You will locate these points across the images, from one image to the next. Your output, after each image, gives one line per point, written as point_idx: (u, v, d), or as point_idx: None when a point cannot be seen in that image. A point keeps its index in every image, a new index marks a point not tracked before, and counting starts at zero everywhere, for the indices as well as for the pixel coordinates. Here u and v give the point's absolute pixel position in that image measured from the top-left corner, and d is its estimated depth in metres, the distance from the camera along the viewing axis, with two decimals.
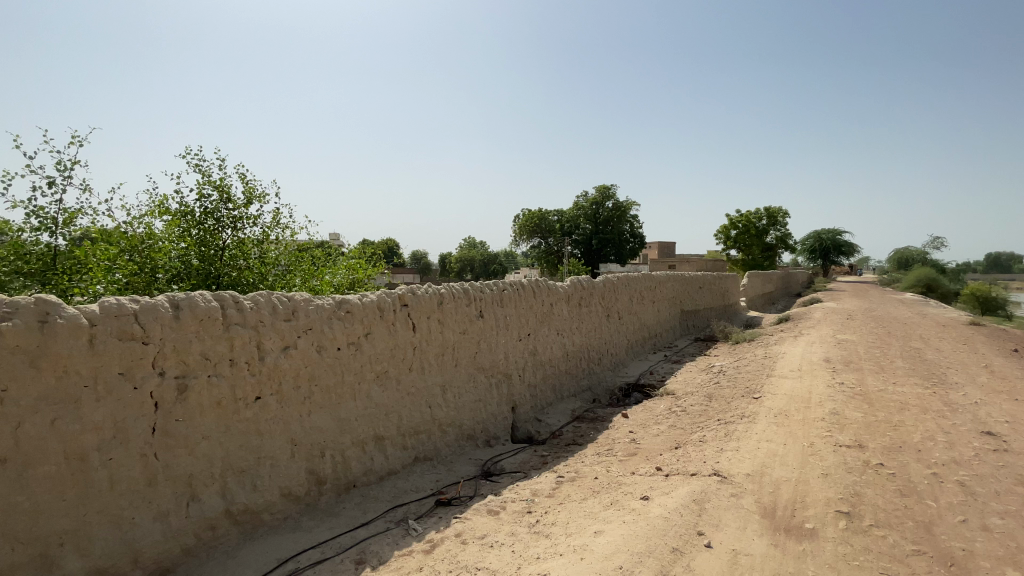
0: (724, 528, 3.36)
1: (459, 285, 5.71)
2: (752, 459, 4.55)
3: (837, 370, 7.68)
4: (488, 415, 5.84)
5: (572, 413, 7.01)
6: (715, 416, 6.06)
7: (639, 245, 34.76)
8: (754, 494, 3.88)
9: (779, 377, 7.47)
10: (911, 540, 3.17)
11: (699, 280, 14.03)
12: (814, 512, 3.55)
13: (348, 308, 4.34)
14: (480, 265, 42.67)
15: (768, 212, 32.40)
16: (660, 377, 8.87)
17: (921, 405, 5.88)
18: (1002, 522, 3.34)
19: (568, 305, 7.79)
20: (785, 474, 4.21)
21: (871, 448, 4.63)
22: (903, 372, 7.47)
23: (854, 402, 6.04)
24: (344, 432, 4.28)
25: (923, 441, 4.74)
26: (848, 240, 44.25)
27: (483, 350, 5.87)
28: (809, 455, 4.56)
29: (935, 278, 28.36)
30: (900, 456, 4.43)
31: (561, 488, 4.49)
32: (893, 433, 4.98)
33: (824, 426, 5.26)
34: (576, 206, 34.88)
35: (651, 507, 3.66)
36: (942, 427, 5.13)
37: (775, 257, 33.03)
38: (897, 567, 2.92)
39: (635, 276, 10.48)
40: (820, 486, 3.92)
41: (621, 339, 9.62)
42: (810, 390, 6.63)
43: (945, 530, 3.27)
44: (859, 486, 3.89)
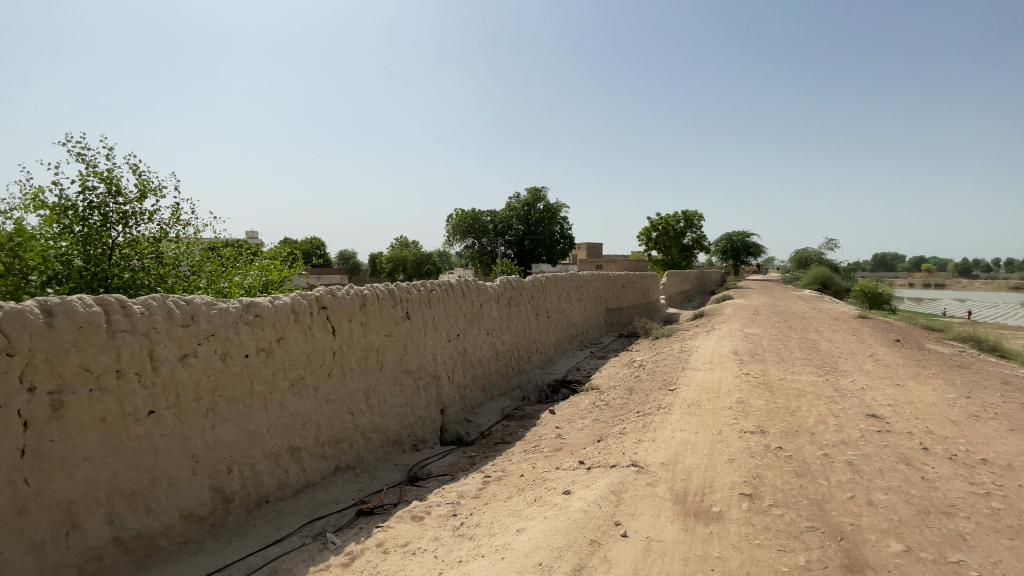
0: (639, 517, 3.49)
1: (383, 286, 5.53)
2: (666, 448, 4.79)
3: (744, 362, 8.30)
4: (416, 418, 5.71)
5: (502, 412, 7.03)
6: (635, 409, 6.33)
7: (570, 245, 35.67)
8: (668, 482, 4.07)
9: (693, 369, 7.95)
10: (805, 517, 3.45)
11: (623, 280, 14.63)
12: (721, 496, 3.78)
13: (257, 312, 4.05)
14: (412, 265, 41.83)
15: (686, 216, 34.50)
16: (587, 372, 9.13)
17: (815, 391, 6.47)
18: (884, 497, 3.71)
19: (497, 305, 7.80)
20: (696, 461, 4.46)
21: (771, 433, 5.02)
22: (801, 362, 8.20)
23: (757, 390, 6.54)
24: (254, 445, 3.99)
25: (816, 425, 5.21)
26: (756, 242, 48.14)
27: (410, 352, 5.72)
28: (717, 442, 4.87)
29: (830, 277, 31.49)
30: (796, 439, 4.83)
31: (487, 488, 4.47)
32: (790, 418, 5.43)
33: (731, 414, 5.65)
34: (509, 207, 35.16)
35: (572, 501, 3.73)
36: (833, 411, 5.67)
37: (693, 258, 35.22)
38: (793, 542, 3.17)
39: (563, 275, 10.73)
40: (726, 471, 4.19)
41: (550, 337, 9.80)
42: (720, 381, 7.10)
43: (834, 506, 3.59)
44: (760, 469, 4.20)
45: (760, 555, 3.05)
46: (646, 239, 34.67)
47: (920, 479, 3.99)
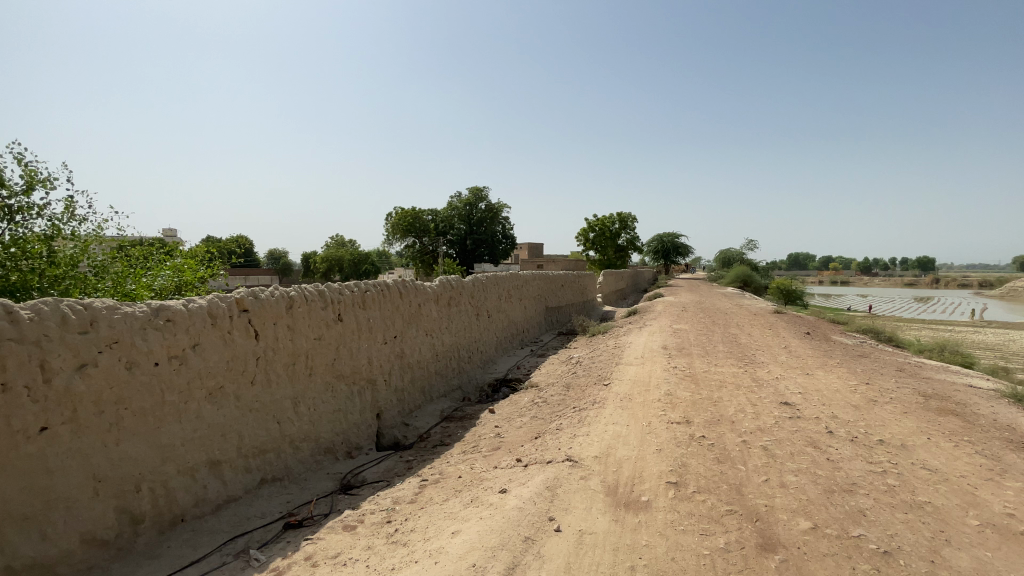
0: (573, 511, 3.57)
1: (312, 287, 5.29)
2: (600, 442, 4.93)
3: (673, 356, 8.72)
4: (349, 424, 5.51)
5: (441, 414, 6.95)
6: (571, 404, 6.47)
7: (511, 245, 35.92)
8: (600, 475, 4.19)
9: (626, 364, 8.26)
10: (725, 501, 3.67)
11: (562, 280, 14.92)
12: (649, 485, 3.95)
13: (168, 317, 3.74)
14: (349, 265, 40.48)
15: (621, 217, 35.80)
16: (527, 371, 9.22)
17: (735, 382, 6.92)
18: (794, 479, 4.02)
19: (436, 305, 7.69)
20: (627, 452, 4.62)
21: (696, 423, 5.30)
22: (723, 355, 8.75)
23: (684, 383, 6.90)
24: (167, 460, 3.68)
25: (736, 413, 5.56)
26: (685, 243, 50.84)
27: (343, 356, 5.52)
28: (647, 433, 5.07)
29: (751, 275, 33.83)
30: (718, 427, 5.13)
31: (424, 492, 4.39)
32: (713, 408, 5.77)
33: (660, 406, 5.91)
34: (449, 206, 34.92)
35: (508, 499, 3.75)
36: (751, 400, 6.08)
37: (629, 258, 36.61)
38: (714, 526, 3.36)
39: (503, 274, 10.77)
40: (654, 461, 4.37)
41: (490, 337, 9.81)
42: (650, 375, 7.43)
43: (751, 489, 3.84)
44: (685, 458, 4.42)
45: (684, 540, 3.20)
46: (584, 239, 35.58)
47: (826, 461, 4.36)
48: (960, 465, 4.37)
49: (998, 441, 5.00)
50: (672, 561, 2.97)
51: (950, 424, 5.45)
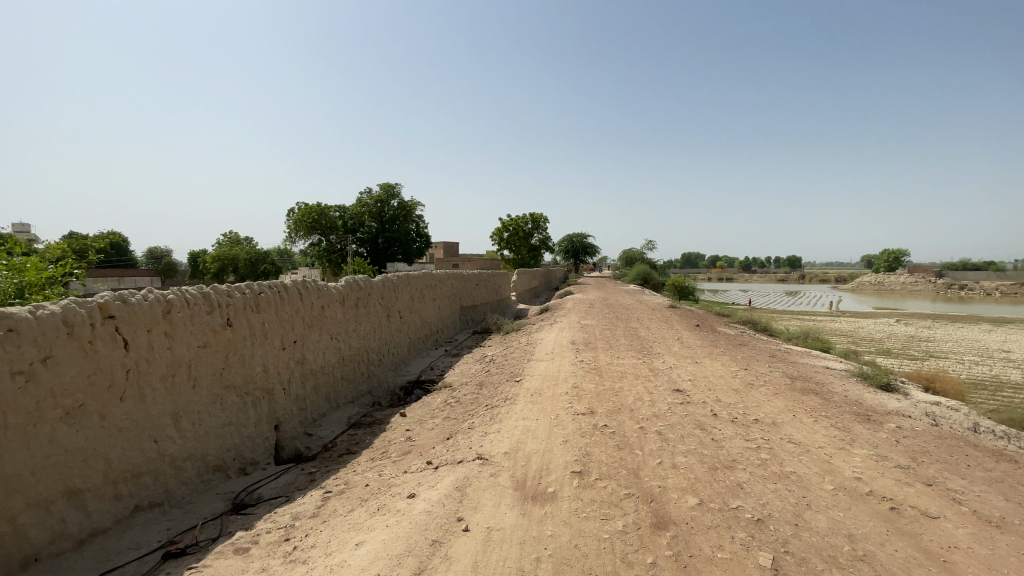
0: (481, 509, 3.59)
1: (195, 289, 4.80)
2: (509, 438, 5.01)
3: (580, 350, 9.11)
4: (243, 438, 5.08)
5: (348, 421, 6.64)
6: (483, 402, 6.51)
7: (425, 244, 35.34)
8: (509, 470, 4.25)
9: (537, 360, 8.48)
10: (624, 485, 3.90)
11: (476, 279, 14.94)
12: (555, 476, 4.08)
13: (10, 326, 3.18)
14: (247, 265, 37.31)
15: (534, 217, 36.71)
16: (440, 371, 9.12)
17: (635, 372, 7.39)
18: (684, 460, 4.36)
19: (342, 307, 7.33)
20: (536, 446, 4.74)
21: (599, 413, 5.58)
22: (625, 348, 9.31)
23: (590, 375, 7.23)
24: (12, 493, 3.13)
25: (635, 402, 5.93)
26: (593, 244, 53.34)
27: (233, 364, 5.06)
28: (554, 426, 5.24)
29: (651, 273, 36.33)
30: (620, 416, 5.43)
31: (327, 504, 4.17)
32: (615, 398, 6.11)
33: (568, 399, 6.14)
34: (359, 202, 33.53)
35: (415, 504, 3.68)
36: (648, 389, 6.53)
37: (541, 257, 37.64)
38: (614, 510, 3.55)
39: (416, 274, 10.56)
40: (561, 452, 4.53)
41: (402, 339, 9.57)
42: (559, 369, 7.70)
43: (647, 472, 4.12)
44: (590, 447, 4.63)
45: (586, 527, 3.35)
46: (498, 239, 35.95)
47: (712, 441, 4.79)
48: (819, 438, 5.03)
49: (847, 415, 5.83)
50: (575, 548, 3.10)
51: (812, 402, 6.25)
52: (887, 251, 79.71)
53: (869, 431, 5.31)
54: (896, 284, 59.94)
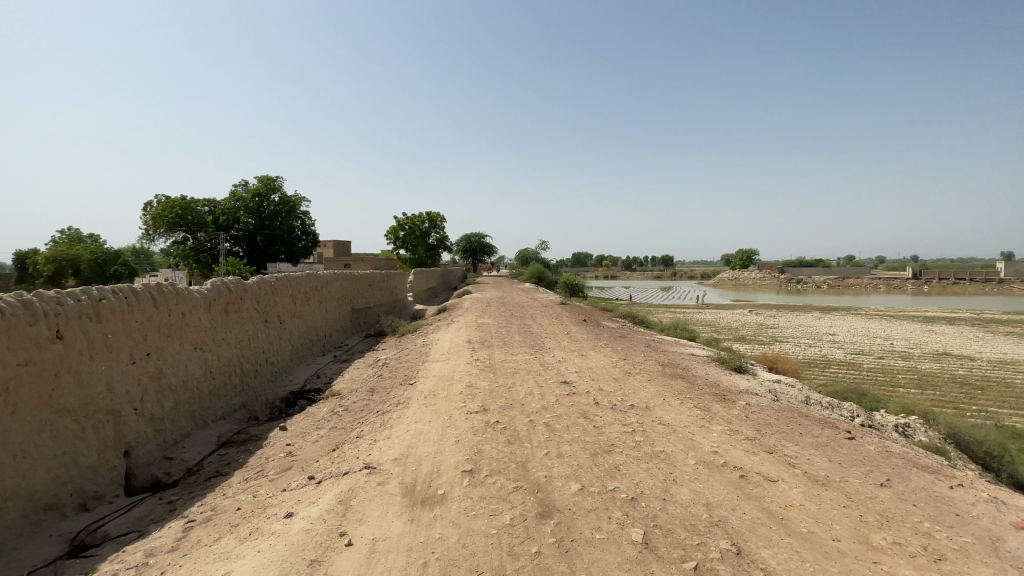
0: (367, 521, 3.46)
1: (13, 296, 4.00)
2: (400, 443, 4.88)
3: (475, 349, 9.18)
4: (82, 469, 4.33)
5: (217, 439, 5.98)
6: (374, 408, 6.27)
7: (312, 242, 33.31)
8: (398, 477, 4.14)
9: (432, 361, 8.38)
10: (512, 479, 4.00)
11: (369, 279, 14.32)
12: (445, 478, 4.06)
13: None
14: (92, 266, 31.95)
15: (430, 216, 36.18)
16: (327, 379, 8.61)
17: (527, 368, 7.62)
18: (569, 448, 4.59)
19: (207, 313, 6.58)
20: (427, 448, 4.67)
21: (492, 409, 5.67)
22: (519, 344, 9.56)
23: (484, 373, 7.31)
24: None
25: (527, 396, 6.12)
26: (490, 244, 54.04)
27: (67, 385, 4.30)
28: (446, 427, 5.21)
29: (545, 272, 37.75)
30: (511, 411, 5.56)
31: (190, 534, 3.73)
32: (508, 394, 6.25)
33: (461, 398, 6.15)
34: (233, 195, 30.44)
35: (293, 525, 3.44)
36: (539, 383, 6.77)
37: (438, 257, 37.21)
38: (502, 505, 3.62)
39: (299, 276, 9.85)
40: (452, 453, 4.52)
41: (283, 346, 8.86)
42: (454, 369, 7.68)
43: (535, 464, 4.26)
44: (481, 444, 4.68)
45: (474, 525, 3.37)
46: (393, 238, 34.85)
47: (594, 428, 5.11)
48: (685, 418, 5.60)
49: (709, 396, 6.57)
50: (462, 548, 3.11)
51: (680, 386, 6.95)
52: (743, 252, 91.22)
53: (725, 409, 6.04)
54: (751, 280, 68.96)
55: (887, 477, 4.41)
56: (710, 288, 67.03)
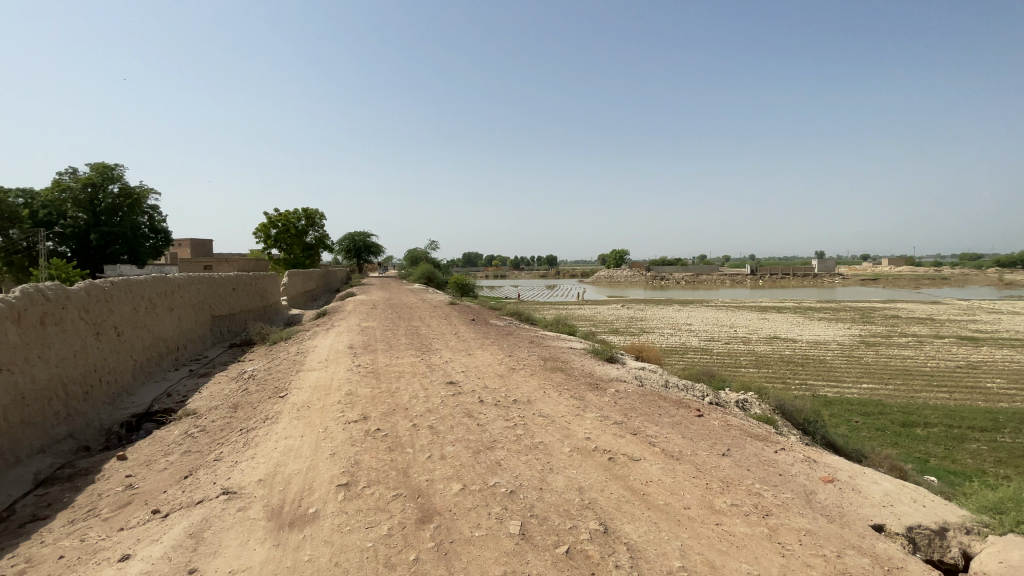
0: (223, 552, 3.11)
1: None
2: (266, 462, 4.47)
3: (357, 354, 8.75)
4: None
5: (34, 478, 4.93)
6: (237, 427, 5.66)
7: (162, 241, 29.11)
8: (263, 501, 3.78)
9: (307, 370, 7.80)
10: (391, 487, 3.88)
11: (233, 282, 12.85)
12: (318, 495, 3.80)
13: None
14: None
15: (306, 213, 33.68)
16: (181, 397, 7.57)
17: (412, 371, 7.44)
18: (453, 449, 4.58)
19: (14, 326, 5.38)
20: (297, 465, 4.34)
21: (372, 417, 5.44)
22: (404, 347, 9.32)
23: (365, 379, 6.99)
24: None
25: (409, 400, 5.98)
26: (375, 242, 51.83)
27: None
28: (321, 440, 4.88)
29: (434, 271, 37.14)
30: (393, 417, 5.39)
31: None
32: (390, 399, 6.05)
33: (339, 408, 5.81)
34: (55, 184, 25.46)
35: (128, 569, 2.97)
36: (424, 385, 6.66)
37: (317, 257, 34.77)
38: (379, 515, 3.49)
39: (143, 280, 8.53)
40: (326, 467, 4.25)
41: (122, 362, 7.59)
42: (332, 377, 7.23)
43: (416, 468, 4.18)
44: (359, 455, 4.47)
45: (348, 540, 3.21)
46: (264, 236, 31.80)
47: (477, 426, 5.16)
48: (563, 409, 5.91)
49: (585, 386, 7.01)
50: (334, 566, 2.94)
51: (560, 378, 7.31)
52: (618, 251, 98.70)
53: (599, 397, 6.49)
54: (625, 277, 75.01)
55: (728, 447, 5.09)
56: (590, 288, 64.82)
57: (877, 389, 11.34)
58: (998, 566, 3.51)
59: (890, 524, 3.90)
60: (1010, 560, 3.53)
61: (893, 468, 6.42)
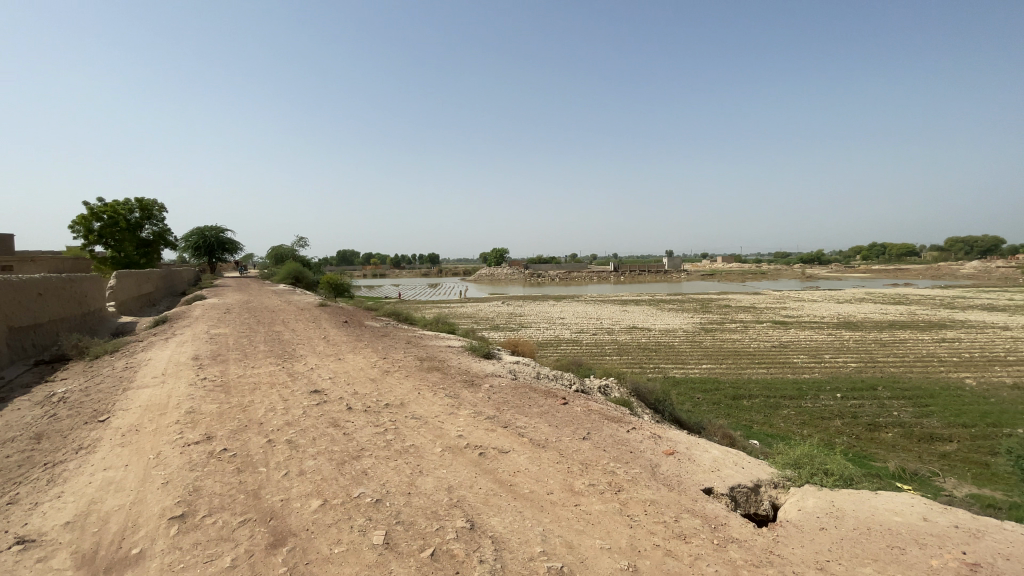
0: None
1: None
2: (77, 501, 3.73)
3: (203, 366, 7.74)
4: None
5: None
6: (39, 461, 4.64)
7: None
8: (69, 547, 3.15)
9: (139, 387, 6.70)
10: (238, 513, 3.48)
11: (38, 286, 10.52)
12: (145, 532, 3.27)
13: None
14: None
15: (139, 203, 28.95)
16: None
17: (270, 381, 6.80)
18: (313, 463, 4.27)
19: None
20: (119, 501, 3.69)
21: (218, 436, 4.85)
22: (262, 355, 8.47)
23: (211, 394, 6.20)
24: None
25: (265, 414, 5.45)
26: (231, 239, 46.38)
27: None
28: (151, 468, 4.22)
29: (302, 270, 34.38)
30: (243, 434, 4.86)
31: None
32: (241, 415, 5.45)
33: (177, 429, 5.08)
34: None
35: None
36: (283, 396, 6.12)
37: (156, 254, 30.08)
38: (221, 547, 3.11)
39: None
40: (156, 499, 3.68)
41: None
42: (169, 394, 6.29)
43: (268, 489, 3.81)
44: (199, 480, 3.95)
45: None
46: (83, 230, 26.61)
47: (343, 435, 4.88)
48: (436, 409, 5.86)
49: (459, 383, 7.03)
50: None
51: (435, 378, 7.25)
52: (498, 250, 100.39)
53: (473, 394, 6.55)
54: (506, 275, 77.06)
55: (589, 431, 5.48)
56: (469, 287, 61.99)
57: (714, 369, 13.17)
58: (796, 512, 4.26)
59: (717, 486, 4.52)
60: (804, 507, 4.30)
61: (725, 436, 7.49)
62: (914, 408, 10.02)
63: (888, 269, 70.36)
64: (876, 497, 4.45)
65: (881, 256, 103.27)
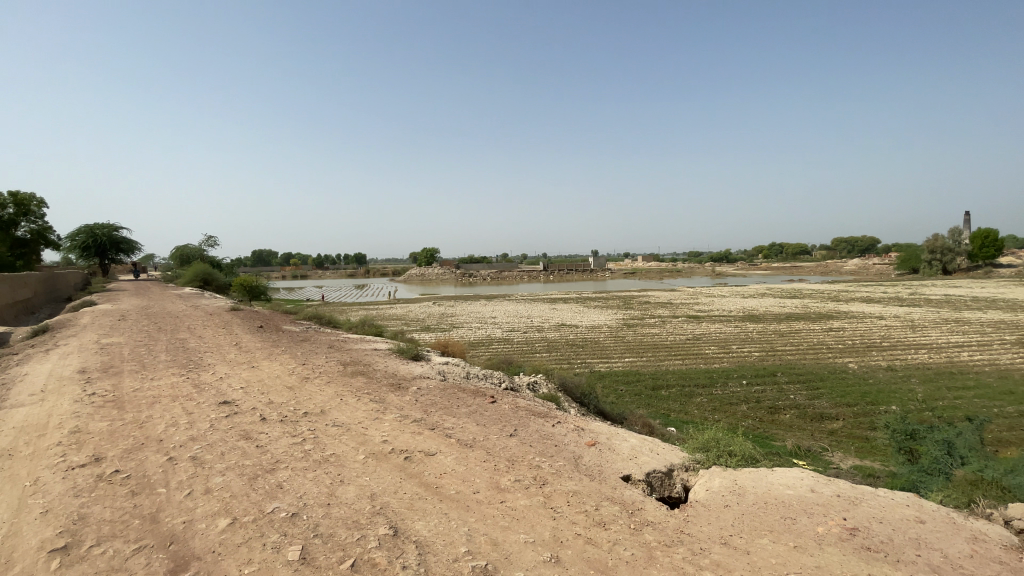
0: None
1: None
2: None
3: (92, 380, 6.94)
4: None
5: None
6: None
7: None
8: None
9: (10, 407, 5.88)
10: (133, 540, 3.17)
11: None
12: (17, 570, 2.88)
13: None
14: None
15: (14, 197, 25.42)
16: None
17: (172, 394, 6.24)
18: (221, 479, 3.98)
19: None
20: None
21: (109, 457, 4.38)
22: (163, 365, 7.74)
23: (101, 411, 5.58)
24: None
25: (165, 430, 5.00)
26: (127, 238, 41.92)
27: None
28: (25, 497, 3.72)
29: (213, 271, 31.81)
30: (140, 454, 4.43)
31: None
32: (137, 432, 4.96)
33: (59, 451, 4.52)
34: None
35: None
36: (187, 409, 5.64)
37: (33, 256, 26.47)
38: None
39: None
40: (32, 532, 3.25)
41: None
42: (50, 412, 5.58)
43: (169, 512, 3.50)
44: (85, 507, 3.55)
45: None
46: None
47: (256, 448, 4.59)
48: (360, 415, 5.67)
49: (384, 387, 6.86)
50: None
51: (358, 382, 7.02)
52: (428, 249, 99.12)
53: (399, 397, 6.42)
54: (438, 275, 76.33)
55: (515, 428, 5.56)
56: (400, 287, 60.73)
57: (636, 361, 13.88)
58: (704, 492, 4.60)
59: (635, 473, 4.77)
60: (711, 487, 4.66)
61: (645, 425, 7.92)
62: (807, 391, 11.18)
63: (786, 267, 77.81)
64: (773, 473, 4.92)
65: (781, 255, 113.91)
